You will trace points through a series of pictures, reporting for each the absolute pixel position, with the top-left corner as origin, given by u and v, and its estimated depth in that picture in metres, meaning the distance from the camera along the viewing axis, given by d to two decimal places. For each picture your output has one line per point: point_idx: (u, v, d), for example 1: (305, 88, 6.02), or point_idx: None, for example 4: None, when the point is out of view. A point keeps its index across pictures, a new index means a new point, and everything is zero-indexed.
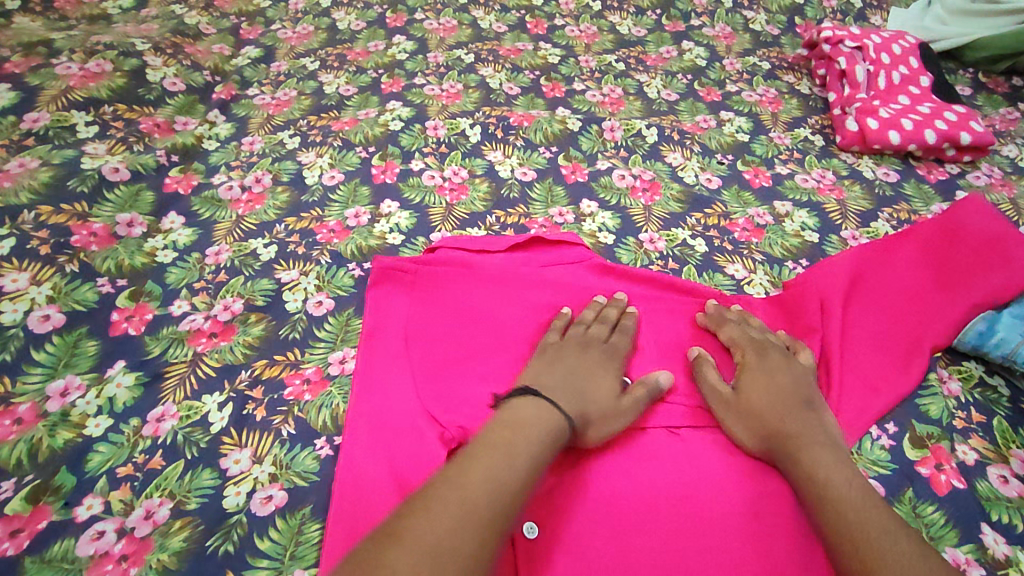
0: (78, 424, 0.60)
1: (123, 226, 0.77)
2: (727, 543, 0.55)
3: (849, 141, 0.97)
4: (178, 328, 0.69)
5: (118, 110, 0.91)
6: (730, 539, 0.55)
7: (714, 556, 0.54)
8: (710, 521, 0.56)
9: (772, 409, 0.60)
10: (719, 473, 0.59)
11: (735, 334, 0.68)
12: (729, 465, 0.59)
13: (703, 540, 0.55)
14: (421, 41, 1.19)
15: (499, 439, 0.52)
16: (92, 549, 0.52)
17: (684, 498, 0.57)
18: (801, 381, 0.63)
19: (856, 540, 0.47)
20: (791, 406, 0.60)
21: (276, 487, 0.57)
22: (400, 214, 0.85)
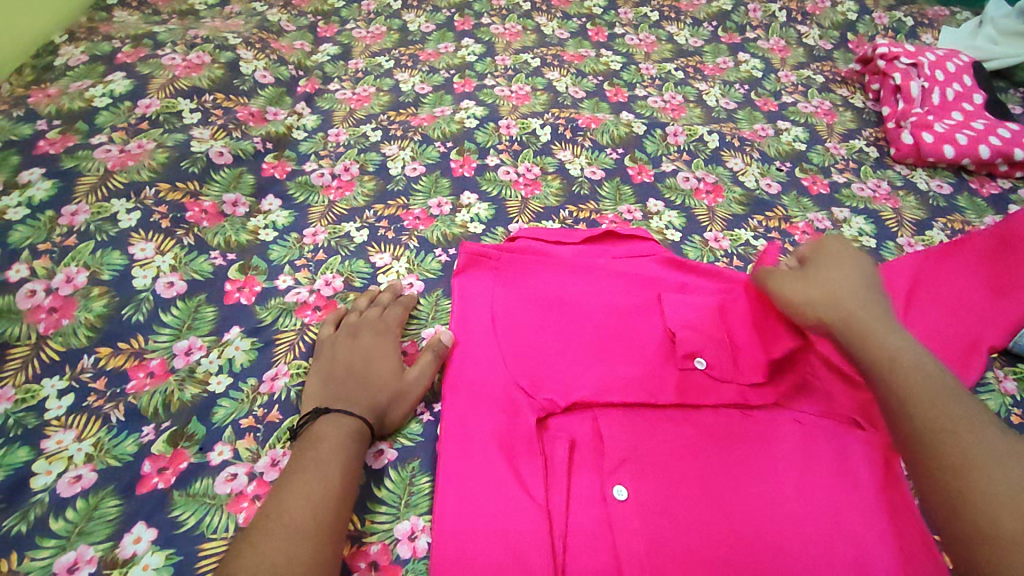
0: (202, 380, 0.66)
1: (229, 205, 0.84)
2: (805, 514, 0.58)
3: (904, 154, 1.01)
4: (285, 299, 0.75)
5: (218, 99, 0.98)
6: (808, 511, 0.58)
7: (794, 525, 0.57)
8: (788, 495, 0.59)
9: (837, 296, 0.62)
10: (793, 453, 0.63)
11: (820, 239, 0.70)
12: (803, 446, 0.63)
13: (782, 511, 0.58)
14: (489, 44, 1.25)
15: (310, 447, 0.57)
16: (228, 488, 0.58)
17: (762, 473, 0.61)
18: (868, 282, 0.64)
19: (937, 432, 0.50)
20: (852, 296, 0.62)
21: (386, 444, 0.63)
22: (480, 206, 0.90)
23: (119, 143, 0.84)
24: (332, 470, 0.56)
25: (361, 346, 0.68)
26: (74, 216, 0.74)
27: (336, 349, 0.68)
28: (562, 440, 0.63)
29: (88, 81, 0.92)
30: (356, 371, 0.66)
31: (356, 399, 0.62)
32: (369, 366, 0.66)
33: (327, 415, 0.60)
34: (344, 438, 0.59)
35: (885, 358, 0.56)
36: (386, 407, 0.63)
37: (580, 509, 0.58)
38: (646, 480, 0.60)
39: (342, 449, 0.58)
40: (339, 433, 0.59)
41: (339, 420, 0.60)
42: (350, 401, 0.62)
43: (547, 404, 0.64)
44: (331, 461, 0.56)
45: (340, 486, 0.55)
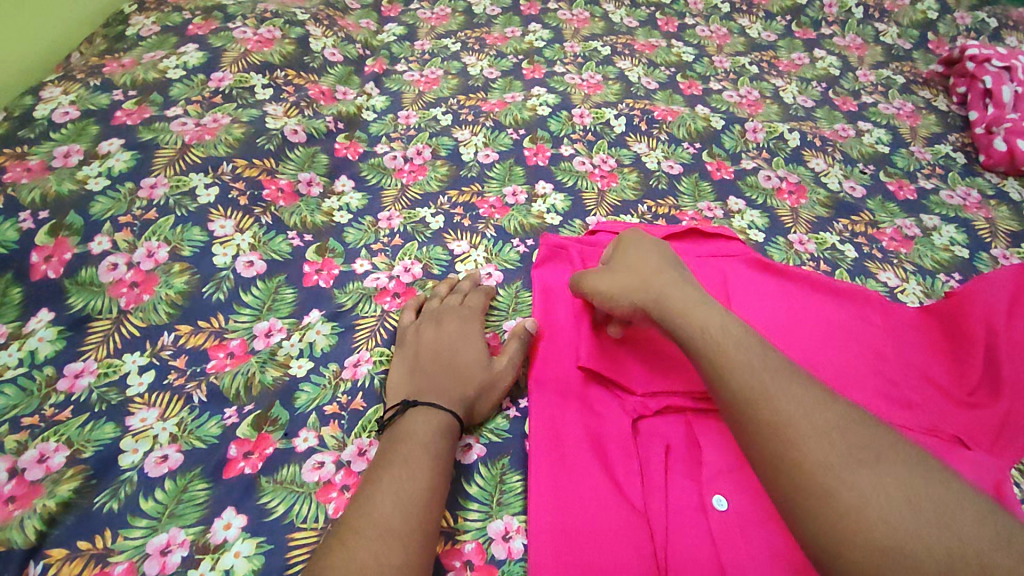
0: (283, 363, 0.64)
1: (304, 184, 0.82)
2: None
3: (995, 162, 0.97)
4: (364, 284, 0.73)
5: (289, 76, 0.96)
6: None
7: None
8: None
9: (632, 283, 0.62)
10: None
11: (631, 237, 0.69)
12: None
13: None
14: (556, 30, 1.21)
15: (394, 455, 0.54)
16: (315, 477, 0.56)
17: None
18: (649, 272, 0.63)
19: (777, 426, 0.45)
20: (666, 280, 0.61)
21: (473, 438, 0.61)
22: (556, 196, 0.88)
23: (195, 116, 0.82)
24: (422, 474, 0.53)
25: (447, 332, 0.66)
26: (153, 189, 0.72)
27: (422, 336, 0.66)
28: (657, 445, 0.60)
29: (161, 52, 0.91)
30: (444, 360, 0.63)
31: (445, 388, 0.60)
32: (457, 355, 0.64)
33: (416, 408, 0.58)
34: (431, 437, 0.56)
35: (721, 348, 0.51)
36: (475, 399, 0.61)
37: (679, 518, 0.55)
38: (748, 491, 0.57)
39: (431, 455, 0.55)
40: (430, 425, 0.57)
41: (426, 414, 0.57)
42: (439, 394, 0.60)
43: (639, 406, 0.62)
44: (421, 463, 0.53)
45: (428, 491, 0.52)
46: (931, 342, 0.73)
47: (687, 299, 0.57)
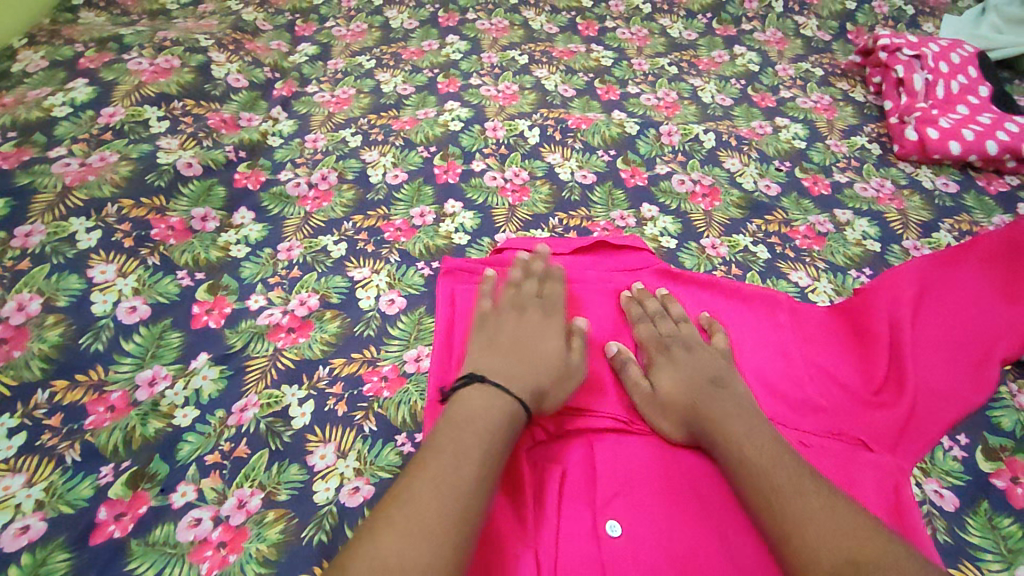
0: (167, 413, 0.62)
1: (198, 220, 0.79)
2: None
3: (907, 151, 0.97)
4: (257, 322, 0.70)
5: (187, 106, 0.92)
6: None
7: None
8: None
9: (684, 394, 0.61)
10: None
11: (646, 332, 0.69)
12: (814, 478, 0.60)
13: None
14: (474, 41, 1.19)
15: (448, 439, 0.51)
16: (191, 535, 0.54)
17: None
18: (713, 363, 0.65)
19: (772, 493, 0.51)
20: (701, 386, 0.62)
21: (361, 480, 0.59)
22: (464, 214, 0.86)
23: (80, 156, 0.79)
24: (468, 459, 0.50)
25: (527, 323, 0.67)
26: (28, 238, 0.69)
27: (501, 324, 0.66)
28: (551, 471, 0.59)
29: (47, 89, 0.87)
30: (520, 347, 0.64)
31: (541, 369, 0.61)
32: (539, 344, 0.64)
33: (483, 386, 0.57)
34: (468, 456, 0.50)
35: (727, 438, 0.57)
36: (549, 386, 0.61)
37: (570, 547, 0.55)
38: (640, 514, 0.56)
39: (494, 437, 0.53)
40: (489, 422, 0.53)
41: (492, 394, 0.56)
42: (511, 377, 0.59)
43: (537, 429, 0.62)
44: (453, 484, 0.47)
45: (472, 476, 0.49)
46: (838, 339, 0.72)
47: (727, 420, 0.58)
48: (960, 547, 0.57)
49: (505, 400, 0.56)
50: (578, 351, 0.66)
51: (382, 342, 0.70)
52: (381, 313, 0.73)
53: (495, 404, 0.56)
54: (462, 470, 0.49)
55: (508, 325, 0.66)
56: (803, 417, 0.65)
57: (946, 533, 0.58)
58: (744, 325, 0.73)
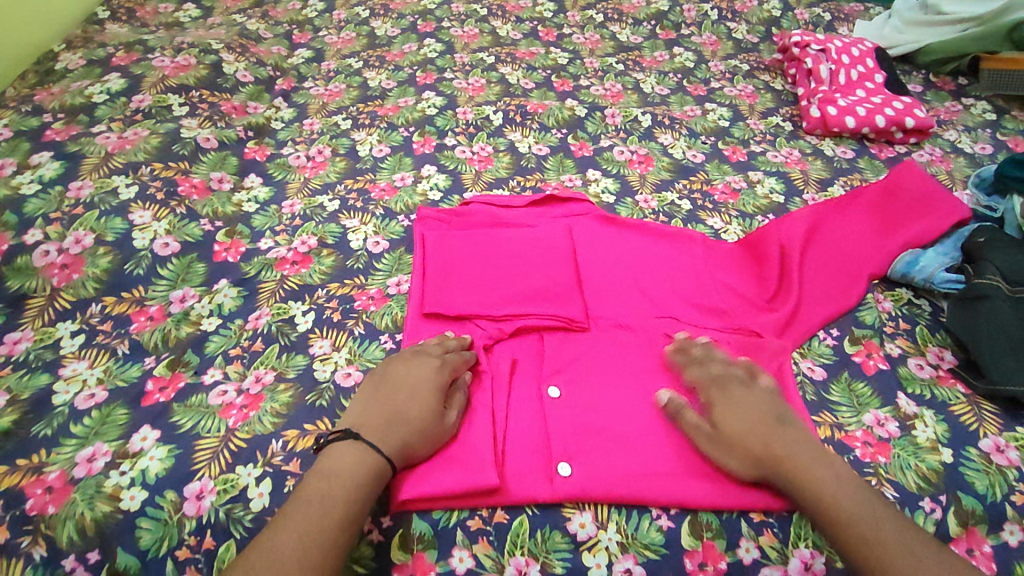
0: (196, 321, 0.77)
1: (216, 181, 0.95)
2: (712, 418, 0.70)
3: (813, 126, 1.15)
4: (266, 257, 0.86)
5: (203, 95, 1.09)
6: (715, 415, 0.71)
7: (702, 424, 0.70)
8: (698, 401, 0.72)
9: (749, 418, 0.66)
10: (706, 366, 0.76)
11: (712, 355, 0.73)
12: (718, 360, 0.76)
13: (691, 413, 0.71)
14: (448, 44, 1.38)
15: (314, 492, 0.58)
16: (220, 401, 0.68)
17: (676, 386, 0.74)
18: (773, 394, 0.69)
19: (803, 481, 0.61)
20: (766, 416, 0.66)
21: (353, 367, 0.72)
22: (438, 176, 1.03)
23: (117, 131, 0.95)
24: (333, 502, 0.57)
25: (429, 376, 0.68)
26: (80, 190, 0.85)
27: (391, 370, 0.70)
28: (505, 360, 0.76)
29: (86, 81, 1.03)
30: (398, 409, 0.65)
31: (388, 422, 0.64)
32: (410, 399, 0.66)
33: (351, 450, 0.61)
34: (323, 505, 0.57)
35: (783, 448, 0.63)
36: (416, 442, 0.64)
37: (522, 410, 0.71)
38: (577, 386, 0.73)
39: (346, 497, 0.58)
40: (337, 480, 0.59)
41: (358, 456, 0.61)
42: (378, 436, 0.63)
43: (496, 331, 0.78)
44: (304, 534, 0.55)
45: (341, 523, 0.57)
46: (742, 266, 0.89)
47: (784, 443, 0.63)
48: (821, 403, 0.73)
49: (364, 463, 0.60)
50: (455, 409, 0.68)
51: (369, 272, 0.85)
52: (368, 251, 0.88)
53: (354, 471, 0.60)
54: (327, 511, 0.57)
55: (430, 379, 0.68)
56: (710, 320, 0.81)
57: (813, 394, 0.74)
58: (667, 256, 0.89)
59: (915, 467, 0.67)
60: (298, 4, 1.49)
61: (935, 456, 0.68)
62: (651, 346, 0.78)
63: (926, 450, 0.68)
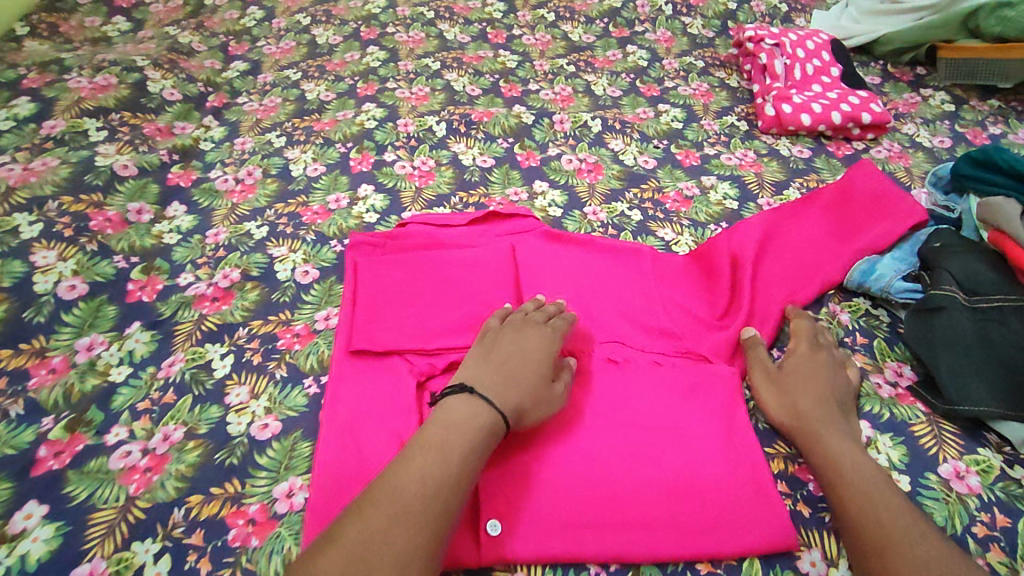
0: (104, 371, 0.71)
1: (134, 213, 0.89)
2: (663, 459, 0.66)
3: (768, 125, 1.11)
4: (184, 294, 0.81)
5: (124, 117, 1.02)
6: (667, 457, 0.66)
7: (650, 469, 0.65)
8: (649, 441, 0.67)
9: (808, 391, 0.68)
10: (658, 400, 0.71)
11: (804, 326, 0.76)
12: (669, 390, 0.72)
13: (640, 457, 0.66)
14: (392, 51, 1.32)
15: (437, 440, 0.58)
16: (122, 464, 0.64)
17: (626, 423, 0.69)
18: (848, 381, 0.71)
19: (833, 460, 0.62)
20: (824, 392, 0.68)
21: (271, 418, 0.69)
22: (375, 197, 0.97)
23: (23, 162, 0.89)
24: (448, 463, 0.56)
25: (541, 349, 0.69)
26: None
27: (503, 339, 0.70)
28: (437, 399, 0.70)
29: None
30: (511, 363, 0.67)
31: (505, 386, 0.64)
32: (522, 367, 0.67)
33: (472, 399, 0.62)
34: (448, 460, 0.56)
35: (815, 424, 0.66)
36: (526, 409, 0.64)
37: None
38: (518, 428, 0.68)
39: (468, 450, 0.58)
40: (461, 435, 0.59)
41: (475, 413, 0.61)
42: (496, 391, 0.63)
43: (427, 367, 0.72)
44: (430, 486, 0.54)
45: (456, 478, 0.56)
46: (692, 281, 0.85)
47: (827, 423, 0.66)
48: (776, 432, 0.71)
49: (483, 416, 0.61)
50: (562, 382, 0.69)
51: (296, 306, 0.80)
52: (296, 282, 0.83)
53: (478, 420, 0.60)
54: (440, 474, 0.56)
55: (534, 339, 0.70)
56: (658, 345, 0.77)
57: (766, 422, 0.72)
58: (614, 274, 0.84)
59: None
60: (235, 14, 1.42)
61: None
62: (593, 375, 0.73)
63: None
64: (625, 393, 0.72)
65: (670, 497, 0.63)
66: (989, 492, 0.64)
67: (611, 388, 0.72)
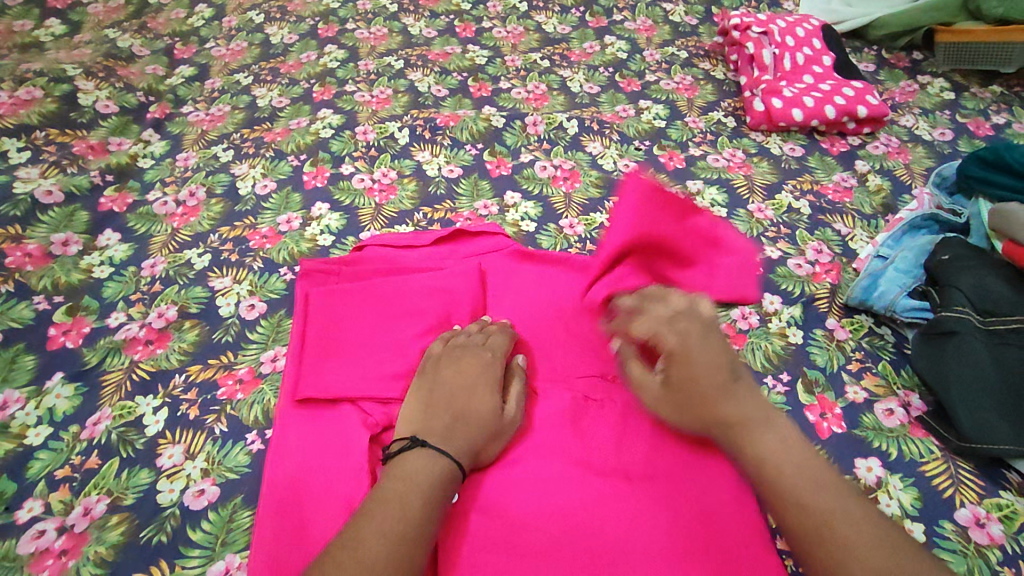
0: (18, 434, 0.63)
1: (59, 245, 0.81)
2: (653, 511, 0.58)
3: (757, 121, 1.03)
4: (114, 337, 0.72)
5: (51, 135, 0.94)
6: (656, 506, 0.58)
7: (638, 520, 0.57)
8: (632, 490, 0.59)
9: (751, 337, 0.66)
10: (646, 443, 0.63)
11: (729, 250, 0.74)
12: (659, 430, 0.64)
13: (625, 507, 0.58)
14: (352, 49, 1.22)
15: (393, 492, 0.52)
16: (32, 547, 0.56)
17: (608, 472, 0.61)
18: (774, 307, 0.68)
19: None
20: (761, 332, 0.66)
21: (207, 482, 0.61)
22: (331, 216, 0.88)
23: None
24: (412, 507, 0.51)
25: (487, 378, 0.64)
26: None
27: (440, 372, 0.64)
28: None
29: None
30: (458, 400, 0.61)
31: (450, 426, 0.59)
32: (471, 402, 0.61)
33: (421, 451, 0.56)
34: (406, 505, 0.51)
35: None
36: (481, 446, 0.59)
37: None
38: (484, 489, 0.60)
39: (428, 501, 0.52)
40: (419, 482, 0.53)
41: (430, 458, 0.55)
42: (446, 439, 0.58)
43: (385, 417, 0.64)
44: (395, 533, 0.48)
45: (418, 531, 0.50)
46: None
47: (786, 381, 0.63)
48: None
49: (439, 464, 0.55)
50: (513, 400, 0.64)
51: (239, 346, 0.72)
52: (240, 318, 0.75)
53: (432, 471, 0.54)
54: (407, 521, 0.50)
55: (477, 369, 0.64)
56: None
57: None
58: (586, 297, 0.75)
59: None
60: (182, 12, 1.30)
61: None
62: (577, 416, 0.65)
63: None
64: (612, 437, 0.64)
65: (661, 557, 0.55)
66: (1013, 543, 0.57)
67: (596, 432, 0.64)
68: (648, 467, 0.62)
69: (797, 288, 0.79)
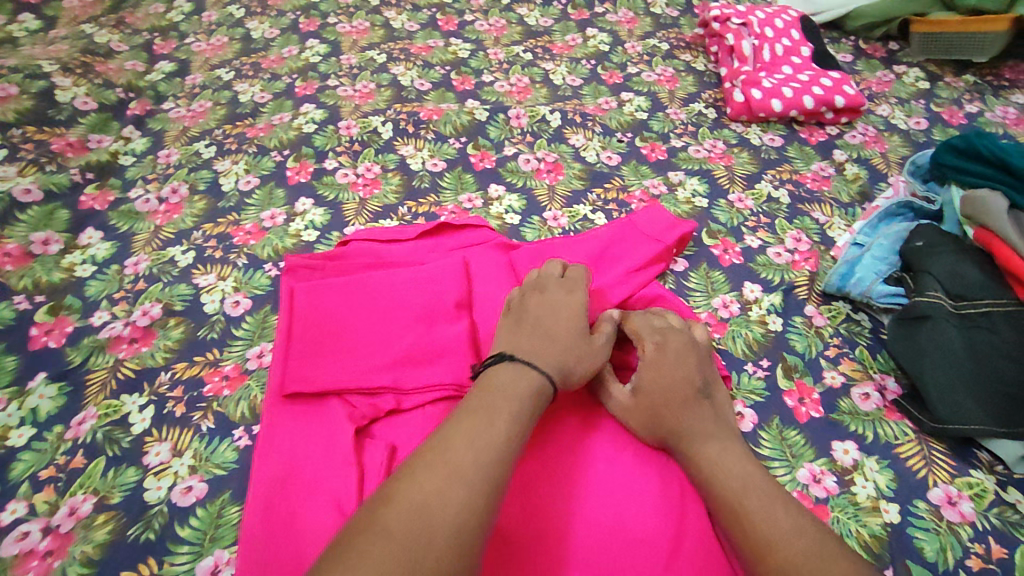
0: (2, 435, 0.63)
1: (39, 244, 0.80)
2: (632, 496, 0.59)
3: (737, 112, 1.04)
4: (98, 336, 0.72)
5: (28, 133, 0.93)
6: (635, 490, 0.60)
7: (616, 505, 0.59)
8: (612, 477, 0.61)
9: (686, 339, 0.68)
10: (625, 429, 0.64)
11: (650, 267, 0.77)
12: None
13: (604, 493, 0.60)
14: (334, 43, 1.21)
15: (479, 405, 0.53)
16: (17, 547, 0.56)
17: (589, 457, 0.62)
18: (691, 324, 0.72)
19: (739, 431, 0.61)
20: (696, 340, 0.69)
21: (195, 479, 0.61)
22: (315, 211, 0.88)
23: None
24: (494, 427, 0.51)
25: (575, 302, 0.66)
26: None
27: (527, 302, 0.66)
28: (381, 447, 0.62)
29: None
30: (548, 323, 0.63)
31: (543, 349, 0.60)
32: (560, 322, 0.63)
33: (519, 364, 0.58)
34: (493, 426, 0.51)
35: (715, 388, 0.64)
36: (572, 365, 0.61)
37: None
38: None
39: (519, 412, 0.53)
40: (518, 400, 0.54)
41: (518, 372, 0.57)
42: (542, 356, 0.59)
43: (371, 409, 0.64)
44: (482, 453, 0.49)
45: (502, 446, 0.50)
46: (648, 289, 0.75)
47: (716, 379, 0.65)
48: None
49: (533, 377, 0.57)
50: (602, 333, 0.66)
51: (225, 343, 0.72)
52: (225, 315, 0.75)
53: (527, 382, 0.56)
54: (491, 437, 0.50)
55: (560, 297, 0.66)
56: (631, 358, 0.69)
57: None
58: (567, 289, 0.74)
59: (856, 533, 0.59)
60: (161, 7, 1.29)
61: (876, 518, 0.60)
62: (561, 408, 0.66)
63: (867, 511, 0.60)
64: (596, 428, 0.65)
65: (642, 547, 0.56)
66: (984, 520, 0.59)
67: (579, 422, 0.65)
68: (631, 457, 0.62)
69: (776, 277, 0.80)
